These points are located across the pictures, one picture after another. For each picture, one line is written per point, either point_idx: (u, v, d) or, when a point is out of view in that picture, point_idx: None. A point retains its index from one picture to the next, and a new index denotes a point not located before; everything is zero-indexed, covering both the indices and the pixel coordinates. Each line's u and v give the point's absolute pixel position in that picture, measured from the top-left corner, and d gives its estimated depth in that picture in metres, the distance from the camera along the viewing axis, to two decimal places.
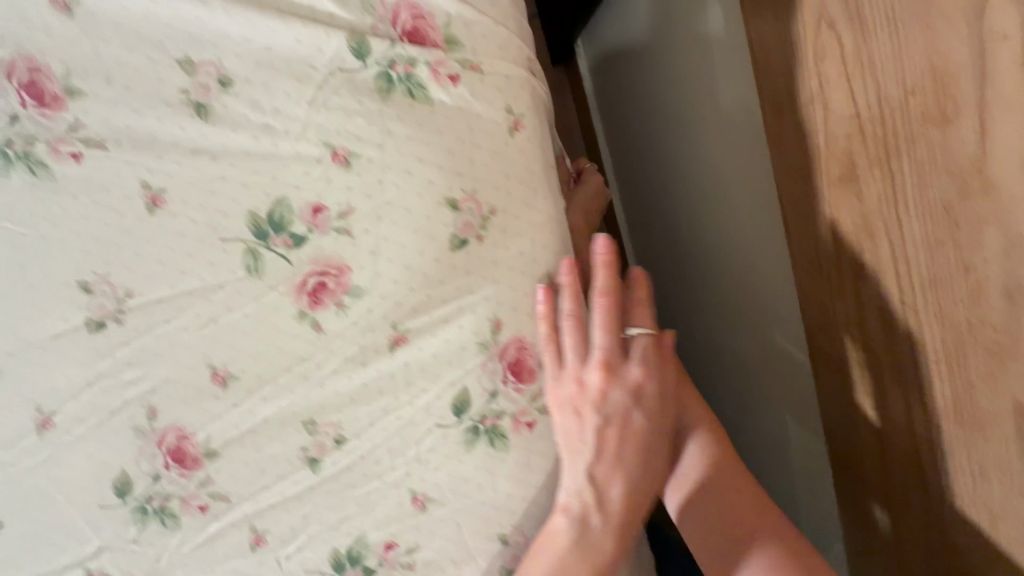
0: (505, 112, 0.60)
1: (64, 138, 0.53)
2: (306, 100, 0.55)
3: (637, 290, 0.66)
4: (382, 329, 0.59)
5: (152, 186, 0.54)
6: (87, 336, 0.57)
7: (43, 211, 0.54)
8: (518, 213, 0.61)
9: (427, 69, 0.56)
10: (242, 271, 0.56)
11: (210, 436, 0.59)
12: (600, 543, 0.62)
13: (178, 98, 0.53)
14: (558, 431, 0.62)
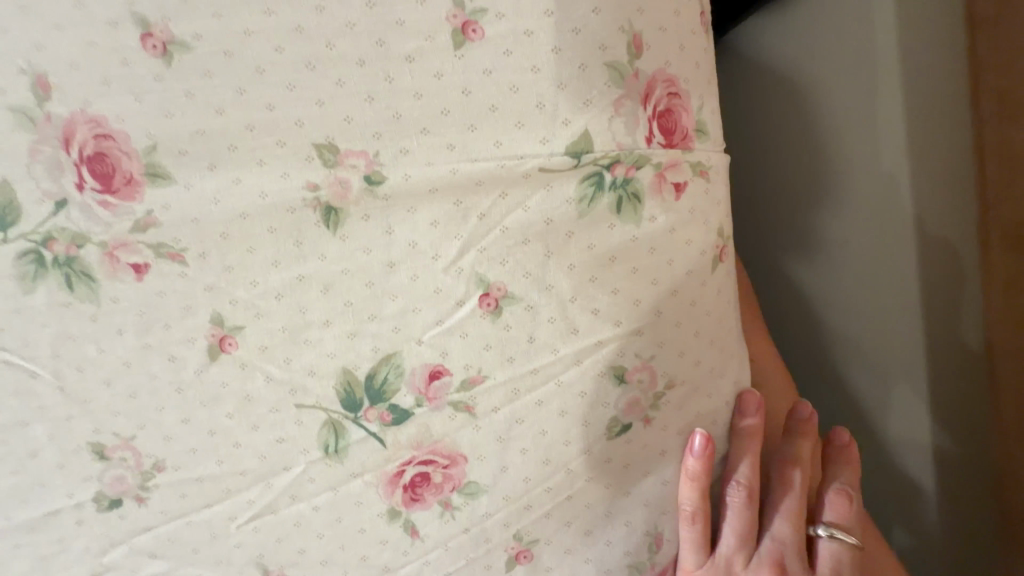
0: (714, 234, 0.43)
1: (126, 243, 0.37)
2: (477, 213, 0.39)
3: (843, 473, 0.47)
4: (500, 540, 0.42)
5: (225, 323, 0.39)
6: (92, 515, 0.40)
7: (69, 344, 0.38)
8: (714, 383, 0.43)
9: (653, 173, 0.40)
10: (318, 451, 0.40)
11: None
12: None
13: (302, 198, 0.38)
14: None
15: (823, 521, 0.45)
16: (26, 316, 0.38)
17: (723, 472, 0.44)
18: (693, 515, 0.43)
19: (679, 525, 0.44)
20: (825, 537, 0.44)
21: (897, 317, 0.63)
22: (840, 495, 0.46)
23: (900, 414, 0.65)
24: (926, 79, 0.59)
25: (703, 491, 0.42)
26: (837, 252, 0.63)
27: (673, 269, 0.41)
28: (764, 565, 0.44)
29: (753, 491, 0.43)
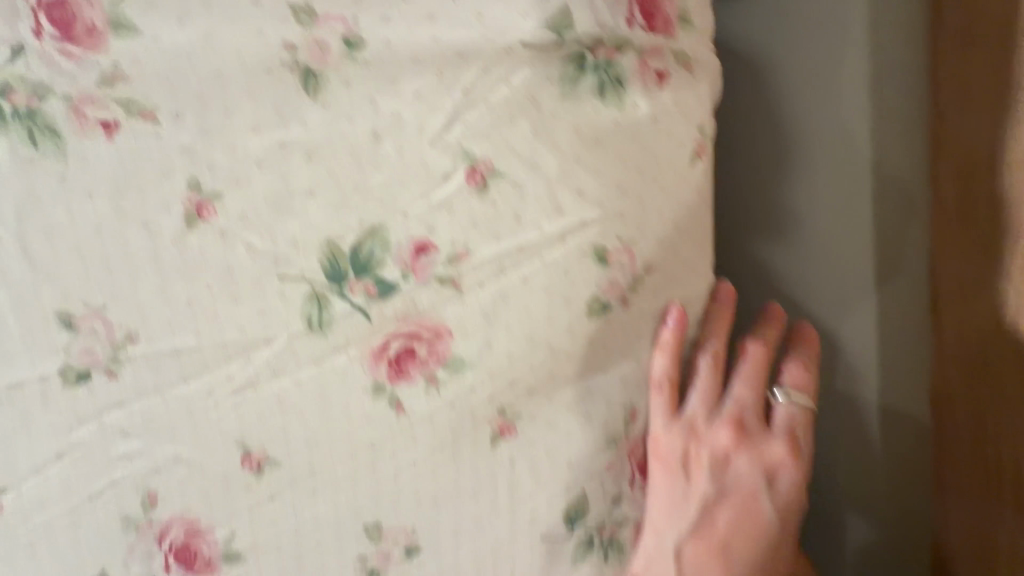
0: (696, 130, 0.44)
1: (93, 98, 0.36)
2: (461, 87, 0.38)
3: (803, 350, 0.52)
4: (485, 414, 0.43)
5: (202, 188, 0.37)
6: (60, 389, 0.39)
7: (38, 208, 0.37)
8: (687, 275, 0.46)
9: (636, 59, 0.41)
10: (300, 324, 0.40)
11: (236, 533, 0.43)
12: None
13: (281, 60, 0.37)
14: (654, 492, 0.47)
15: (783, 386, 0.50)
16: None
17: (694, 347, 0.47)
18: (662, 382, 0.45)
19: (650, 392, 0.46)
20: (784, 398, 0.49)
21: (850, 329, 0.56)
22: (798, 364, 0.50)
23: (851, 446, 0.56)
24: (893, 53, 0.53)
25: (675, 356, 0.45)
26: (779, 222, 0.56)
27: (653, 156, 0.42)
28: (728, 424, 0.47)
29: (721, 357, 0.47)
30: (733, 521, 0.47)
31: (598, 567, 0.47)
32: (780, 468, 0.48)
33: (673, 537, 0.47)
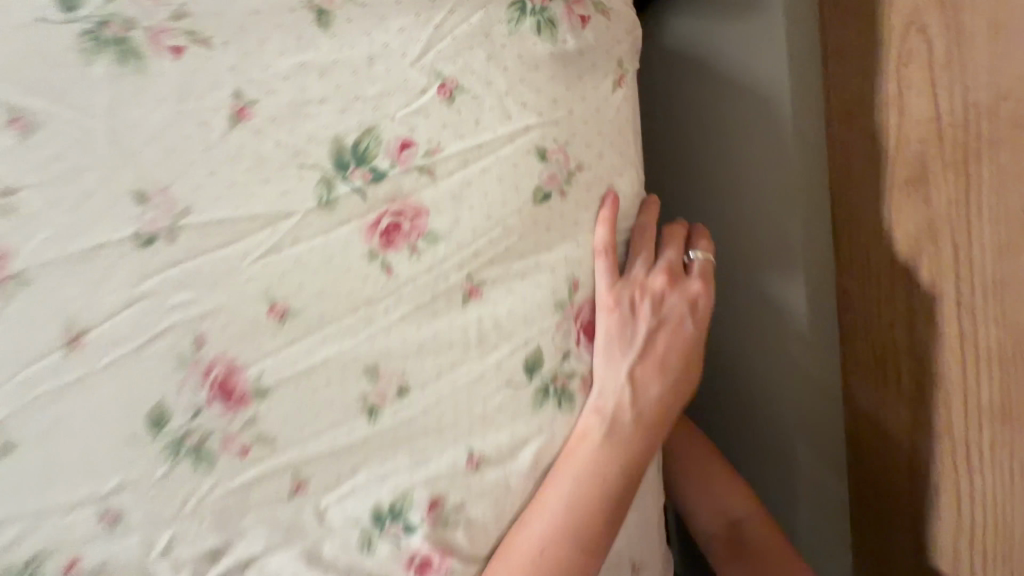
0: (615, 64, 0.59)
1: (167, 29, 0.50)
2: (432, 24, 0.53)
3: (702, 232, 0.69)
4: (455, 280, 0.56)
5: (243, 97, 0.51)
6: (132, 250, 0.52)
7: (120, 111, 0.50)
8: (614, 177, 0.59)
9: (563, 7, 0.55)
10: (313, 202, 0.53)
11: (264, 372, 0.56)
12: (630, 436, 0.62)
13: (302, 3, 0.51)
14: (604, 334, 0.61)
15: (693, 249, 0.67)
16: (85, 83, 0.49)
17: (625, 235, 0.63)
18: (605, 248, 0.59)
19: (597, 260, 0.60)
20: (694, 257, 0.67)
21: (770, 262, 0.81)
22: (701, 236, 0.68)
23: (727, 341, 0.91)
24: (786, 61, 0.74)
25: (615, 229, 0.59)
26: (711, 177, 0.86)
27: (581, 80, 0.56)
28: (659, 274, 0.63)
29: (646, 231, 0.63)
30: (668, 340, 0.64)
31: (552, 406, 0.61)
32: (696, 297, 0.65)
33: (626, 364, 0.62)
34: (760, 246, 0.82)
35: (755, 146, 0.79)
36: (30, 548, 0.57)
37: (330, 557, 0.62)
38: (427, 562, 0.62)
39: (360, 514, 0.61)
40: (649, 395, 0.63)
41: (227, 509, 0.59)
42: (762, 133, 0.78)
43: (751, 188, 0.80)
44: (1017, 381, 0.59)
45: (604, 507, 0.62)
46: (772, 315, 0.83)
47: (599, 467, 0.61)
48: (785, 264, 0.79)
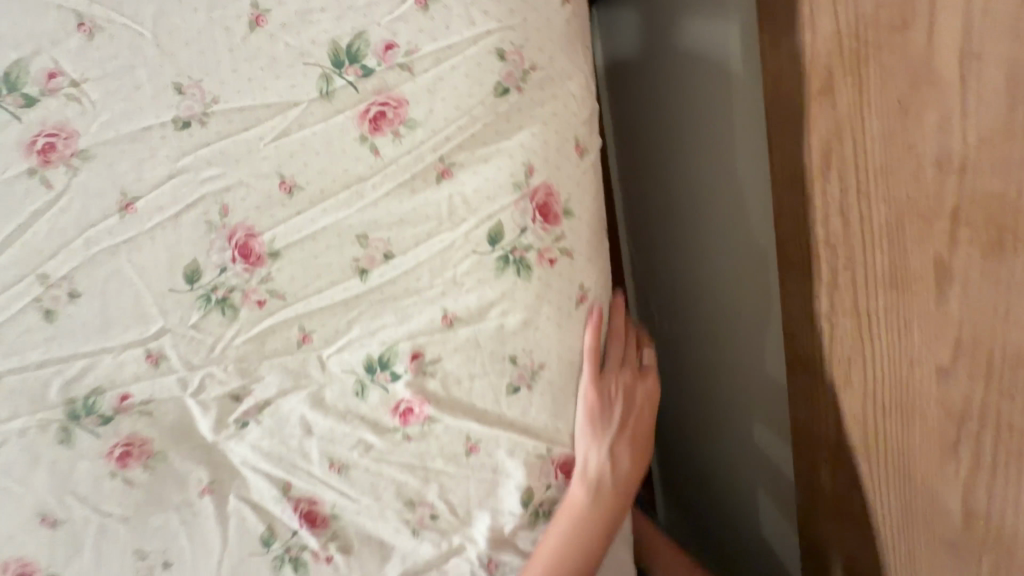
0: None
1: None
2: None
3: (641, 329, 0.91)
4: (431, 161, 0.69)
5: (259, 6, 0.63)
6: (173, 132, 0.65)
7: (163, 17, 0.63)
8: (564, 80, 0.71)
9: None
10: (316, 93, 0.66)
11: (275, 237, 0.69)
12: (618, 442, 0.79)
13: None
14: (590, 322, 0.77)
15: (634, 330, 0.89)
16: None
17: (574, 139, 0.73)
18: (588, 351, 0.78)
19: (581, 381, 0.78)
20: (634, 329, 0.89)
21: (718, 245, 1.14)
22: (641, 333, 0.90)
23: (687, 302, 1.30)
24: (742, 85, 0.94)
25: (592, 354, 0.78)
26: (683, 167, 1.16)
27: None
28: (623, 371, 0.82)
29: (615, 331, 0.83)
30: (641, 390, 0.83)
31: (514, 275, 0.73)
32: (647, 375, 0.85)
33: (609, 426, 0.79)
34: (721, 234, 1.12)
35: (700, 157, 1.10)
36: (90, 384, 0.71)
37: (332, 401, 0.75)
38: (410, 408, 0.76)
39: (355, 365, 0.74)
40: (622, 468, 0.79)
41: (245, 357, 0.72)
42: (713, 136, 1.04)
43: (713, 171, 1.08)
44: (893, 252, 0.73)
45: (575, 392, 0.78)
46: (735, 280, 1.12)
47: (592, 509, 0.78)
48: (750, 256, 1.04)
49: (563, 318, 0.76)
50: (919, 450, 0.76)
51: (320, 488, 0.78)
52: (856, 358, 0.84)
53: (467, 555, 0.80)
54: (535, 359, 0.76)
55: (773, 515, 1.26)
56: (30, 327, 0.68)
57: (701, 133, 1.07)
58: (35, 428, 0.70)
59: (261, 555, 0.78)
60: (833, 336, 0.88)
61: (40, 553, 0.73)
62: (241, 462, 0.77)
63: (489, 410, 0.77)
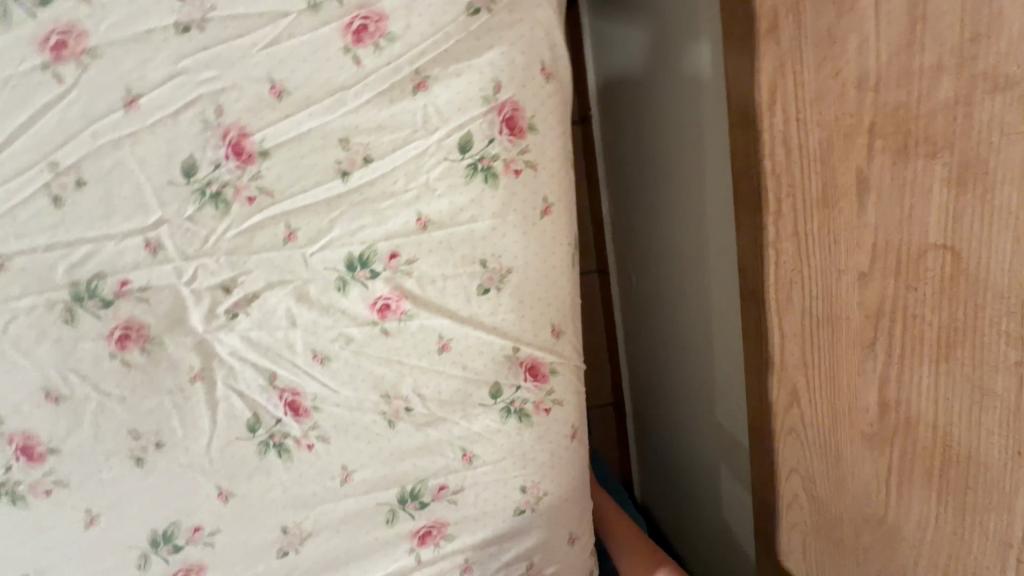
0: None
1: None
2: None
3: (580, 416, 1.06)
4: (407, 74, 0.76)
5: None
6: (174, 36, 0.72)
7: None
8: (531, 6, 0.79)
9: None
10: (304, 5, 0.73)
11: (265, 137, 0.76)
12: (566, 380, 0.90)
13: None
14: (549, 268, 0.86)
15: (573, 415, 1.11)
16: None
17: (540, 62, 0.80)
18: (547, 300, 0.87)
19: (548, 325, 0.87)
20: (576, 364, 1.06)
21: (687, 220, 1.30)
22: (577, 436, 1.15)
23: (664, 270, 1.47)
24: (704, 77, 1.10)
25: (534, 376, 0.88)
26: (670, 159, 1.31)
27: None
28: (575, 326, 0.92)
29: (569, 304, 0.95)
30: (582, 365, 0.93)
31: (482, 182, 0.80)
32: None
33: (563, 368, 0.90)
34: (688, 211, 1.29)
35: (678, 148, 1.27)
36: (92, 268, 0.77)
37: (315, 296, 0.82)
38: (387, 303, 0.82)
39: (336, 263, 0.81)
40: (568, 399, 0.91)
41: (235, 250, 0.80)
42: (690, 129, 1.20)
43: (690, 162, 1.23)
44: (823, 172, 0.82)
45: (541, 298, 0.86)
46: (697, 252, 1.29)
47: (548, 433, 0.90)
48: (721, 236, 1.18)
49: (528, 227, 0.83)
50: (846, 358, 0.84)
51: (303, 378, 0.85)
52: (794, 284, 0.93)
53: (434, 449, 0.88)
54: (503, 264, 0.83)
55: (732, 483, 1.37)
56: (40, 212, 0.75)
57: (684, 126, 1.22)
58: (41, 308, 0.77)
59: (247, 439, 0.86)
60: (772, 262, 0.98)
61: (44, 425, 0.81)
62: (228, 353, 0.84)
63: (460, 310, 0.83)
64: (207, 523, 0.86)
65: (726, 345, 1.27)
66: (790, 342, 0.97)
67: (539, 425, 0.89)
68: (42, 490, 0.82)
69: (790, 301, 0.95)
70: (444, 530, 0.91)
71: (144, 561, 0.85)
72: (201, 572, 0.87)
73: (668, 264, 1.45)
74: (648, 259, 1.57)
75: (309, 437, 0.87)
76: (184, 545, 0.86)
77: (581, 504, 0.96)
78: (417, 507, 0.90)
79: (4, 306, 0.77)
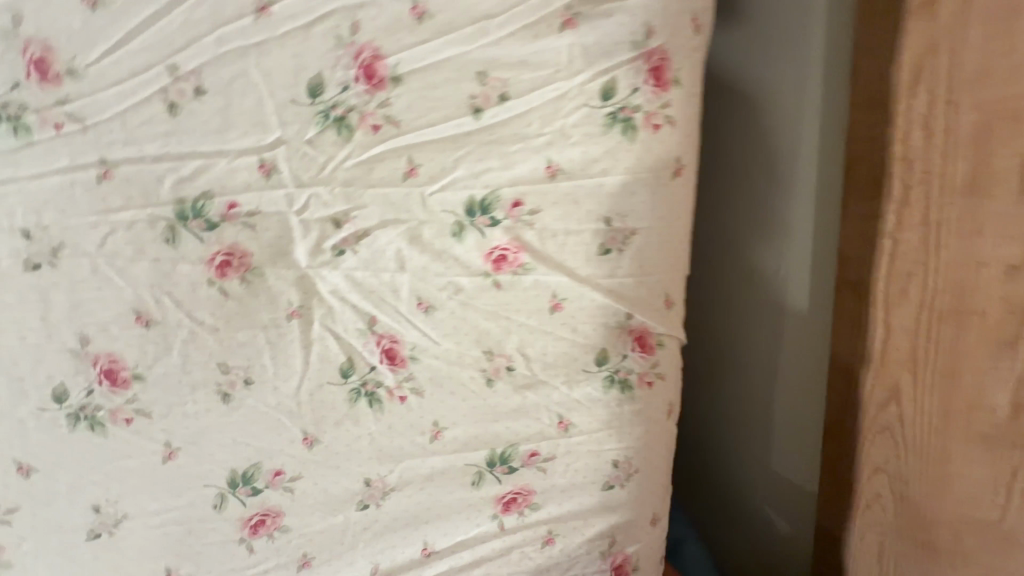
0: None
1: None
2: None
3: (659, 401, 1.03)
4: (558, 8, 0.71)
5: None
6: None
7: None
8: None
9: None
10: None
11: (400, 62, 0.71)
12: (670, 353, 0.86)
13: None
14: (672, 235, 0.81)
15: None
16: None
17: (691, 12, 0.75)
18: (664, 268, 0.82)
19: (662, 295, 0.83)
20: None
21: (761, 256, 1.14)
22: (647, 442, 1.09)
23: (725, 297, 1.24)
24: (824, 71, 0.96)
25: (640, 349, 0.84)
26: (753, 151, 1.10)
27: None
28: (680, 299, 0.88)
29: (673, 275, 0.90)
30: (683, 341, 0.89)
31: (621, 132, 0.75)
32: None
33: (670, 340, 0.86)
34: (778, 218, 1.10)
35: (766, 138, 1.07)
36: (201, 186, 0.72)
37: (429, 239, 0.78)
38: (504, 254, 0.78)
39: (455, 206, 0.76)
40: (669, 375, 0.87)
41: (352, 182, 0.75)
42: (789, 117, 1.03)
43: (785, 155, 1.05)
44: (972, 157, 0.75)
45: (660, 264, 0.82)
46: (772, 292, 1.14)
47: (646, 410, 0.86)
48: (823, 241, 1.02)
49: (658, 187, 0.78)
50: (971, 354, 0.80)
51: (403, 325, 0.81)
52: (907, 277, 0.87)
53: (530, 413, 0.84)
54: (628, 225, 0.79)
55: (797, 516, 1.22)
56: (152, 118, 0.69)
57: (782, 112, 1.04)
58: (142, 223, 0.72)
59: (338, 384, 0.82)
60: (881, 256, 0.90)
61: (130, 349, 0.76)
62: (329, 291, 0.79)
63: (579, 268, 0.79)
64: (288, 467, 0.83)
65: (809, 367, 1.12)
66: (895, 342, 0.91)
67: (640, 398, 0.85)
68: (122, 418, 0.78)
69: (895, 297, 0.89)
70: (530, 498, 0.87)
71: (221, 500, 0.82)
72: (278, 517, 0.84)
73: (728, 278, 1.22)
74: (700, 276, 1.30)
75: (403, 389, 0.82)
76: (263, 488, 0.83)
77: (667, 484, 0.93)
78: (506, 471, 0.86)
79: (101, 218, 0.71)
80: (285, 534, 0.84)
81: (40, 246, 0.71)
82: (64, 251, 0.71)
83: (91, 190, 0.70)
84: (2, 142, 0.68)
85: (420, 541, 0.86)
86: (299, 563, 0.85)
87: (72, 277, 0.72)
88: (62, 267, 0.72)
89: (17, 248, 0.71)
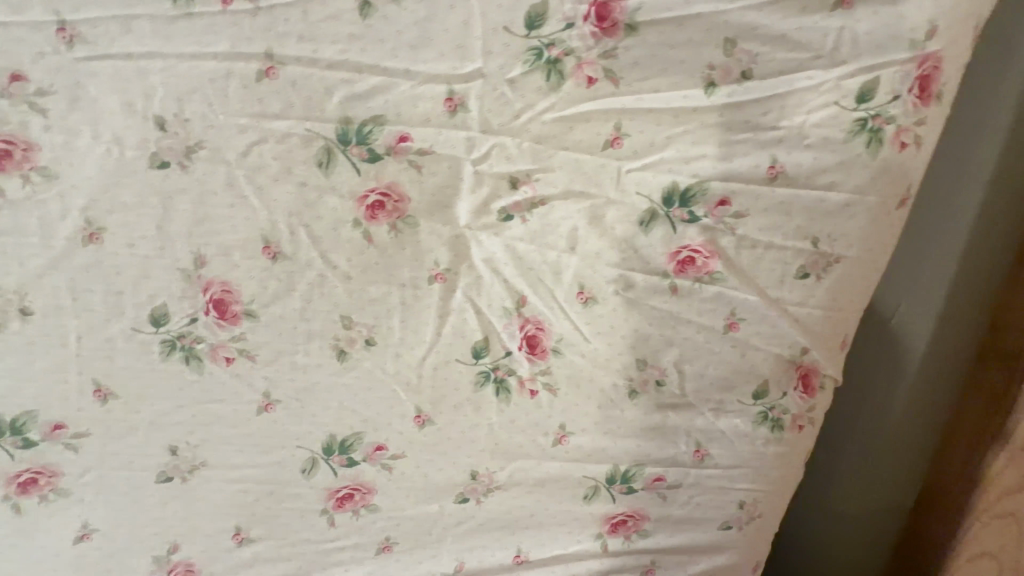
0: None
1: None
2: None
3: None
4: None
5: None
6: None
7: None
8: None
9: None
10: None
11: (641, 8, 0.59)
12: (827, 399, 0.76)
13: None
14: (875, 267, 0.71)
15: None
16: None
17: (977, 18, 0.63)
18: (853, 304, 0.71)
19: (841, 334, 0.73)
20: None
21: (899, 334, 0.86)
22: None
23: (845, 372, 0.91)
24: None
25: (800, 390, 0.74)
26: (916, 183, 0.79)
27: None
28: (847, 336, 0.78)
29: None
30: None
31: (863, 143, 0.64)
32: None
33: (831, 383, 0.76)
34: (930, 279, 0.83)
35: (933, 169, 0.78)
36: (374, 108, 0.61)
37: (610, 223, 0.67)
38: (693, 257, 0.67)
39: (652, 191, 0.65)
40: (816, 423, 0.77)
41: (544, 139, 0.63)
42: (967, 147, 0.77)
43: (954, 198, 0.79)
44: None
45: (853, 300, 0.71)
46: (883, 377, 0.89)
47: (786, 457, 0.77)
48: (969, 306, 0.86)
49: (879, 214, 0.67)
50: None
51: (554, 313, 0.70)
52: None
53: (667, 435, 0.75)
54: (834, 250, 0.68)
55: None
56: (339, 15, 0.57)
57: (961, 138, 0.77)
58: (298, 138, 0.61)
59: (467, 364, 0.72)
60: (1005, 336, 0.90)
61: (249, 281, 0.65)
62: (482, 259, 0.69)
63: (769, 289, 0.69)
64: (392, 444, 0.73)
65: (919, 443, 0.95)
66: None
67: (787, 441, 0.76)
68: (222, 356, 0.68)
69: None
70: (640, 524, 0.78)
71: (311, 466, 0.73)
72: (368, 494, 0.75)
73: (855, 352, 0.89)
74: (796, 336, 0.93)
75: (535, 382, 0.73)
76: (360, 461, 0.74)
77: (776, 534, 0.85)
78: (623, 492, 0.77)
79: (252, 123, 0.60)
80: (371, 514, 0.76)
81: (174, 141, 0.60)
82: (200, 153, 0.61)
83: (247, 86, 0.59)
84: (156, 8, 0.56)
85: (513, 547, 0.78)
86: (379, 546, 0.77)
87: (204, 185, 0.62)
88: (195, 171, 0.61)
89: (148, 138, 0.60)
